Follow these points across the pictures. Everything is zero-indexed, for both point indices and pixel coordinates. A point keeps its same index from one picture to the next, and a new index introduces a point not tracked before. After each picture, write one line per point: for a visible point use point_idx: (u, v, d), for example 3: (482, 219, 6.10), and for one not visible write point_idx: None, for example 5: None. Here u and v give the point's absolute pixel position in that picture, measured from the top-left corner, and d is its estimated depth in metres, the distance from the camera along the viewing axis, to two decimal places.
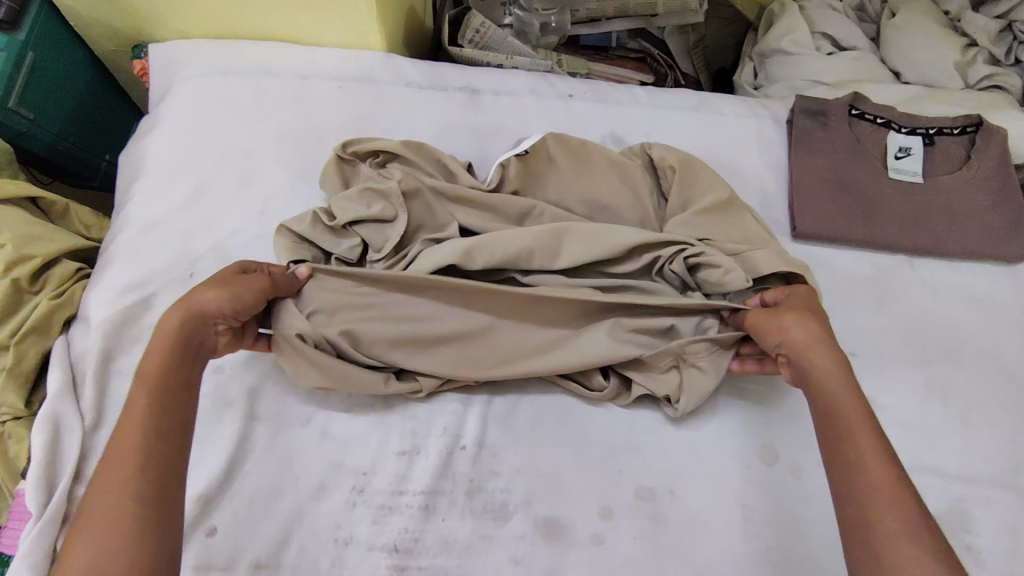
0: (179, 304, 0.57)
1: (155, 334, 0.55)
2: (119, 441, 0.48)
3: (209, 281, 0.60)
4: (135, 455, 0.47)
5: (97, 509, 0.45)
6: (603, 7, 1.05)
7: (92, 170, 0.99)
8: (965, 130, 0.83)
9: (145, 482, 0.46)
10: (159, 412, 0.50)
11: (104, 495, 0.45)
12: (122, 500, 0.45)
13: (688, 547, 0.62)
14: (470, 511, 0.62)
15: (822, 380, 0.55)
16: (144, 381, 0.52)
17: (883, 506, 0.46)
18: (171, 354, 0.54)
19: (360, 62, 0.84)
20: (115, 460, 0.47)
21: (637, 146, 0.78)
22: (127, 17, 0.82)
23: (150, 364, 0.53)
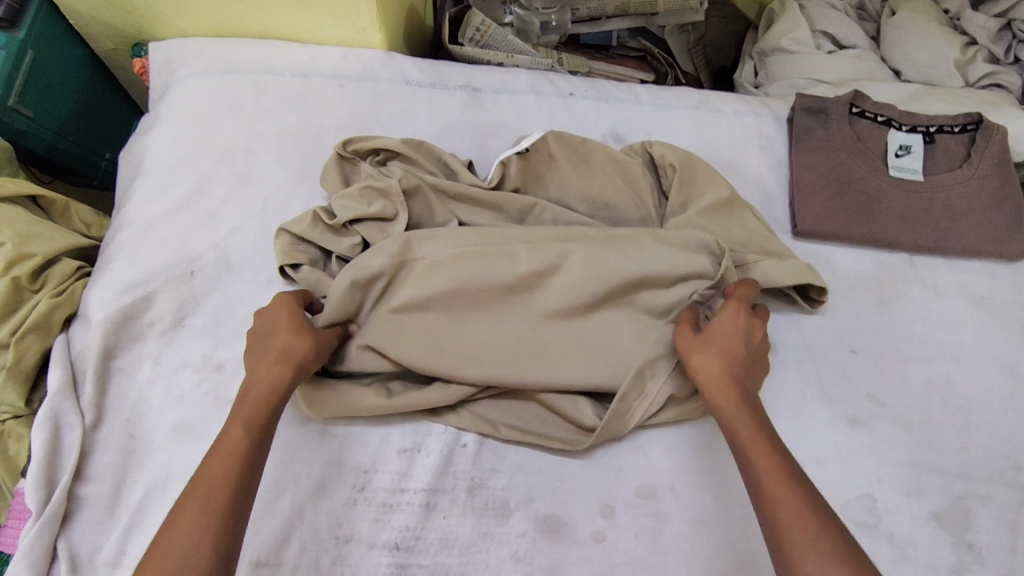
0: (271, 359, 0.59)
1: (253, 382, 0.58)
2: (205, 477, 0.52)
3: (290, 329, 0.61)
4: (220, 497, 0.51)
5: (176, 543, 0.48)
6: (603, 5, 1.05)
7: (92, 168, 0.99)
8: (966, 128, 0.83)
9: (224, 526, 0.50)
10: (244, 456, 0.53)
11: (187, 532, 0.49)
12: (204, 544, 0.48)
13: (689, 545, 0.62)
14: (470, 508, 0.62)
15: (715, 389, 0.59)
16: (243, 421, 0.55)
17: (787, 529, 0.49)
18: (265, 399, 0.57)
19: (361, 61, 0.84)
20: (203, 495, 0.51)
21: (638, 144, 0.78)
22: (127, 16, 0.82)
23: (245, 409, 0.56)
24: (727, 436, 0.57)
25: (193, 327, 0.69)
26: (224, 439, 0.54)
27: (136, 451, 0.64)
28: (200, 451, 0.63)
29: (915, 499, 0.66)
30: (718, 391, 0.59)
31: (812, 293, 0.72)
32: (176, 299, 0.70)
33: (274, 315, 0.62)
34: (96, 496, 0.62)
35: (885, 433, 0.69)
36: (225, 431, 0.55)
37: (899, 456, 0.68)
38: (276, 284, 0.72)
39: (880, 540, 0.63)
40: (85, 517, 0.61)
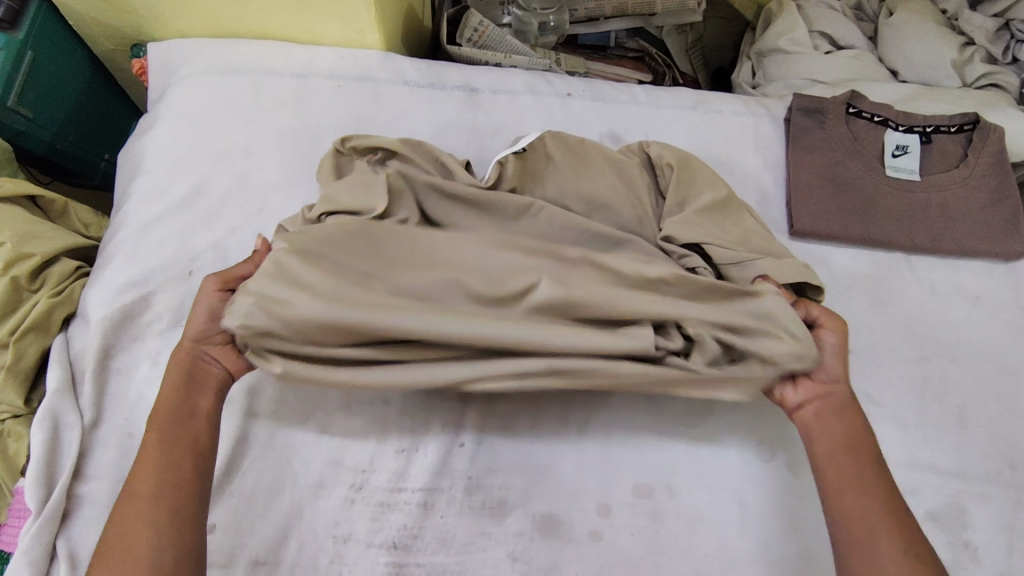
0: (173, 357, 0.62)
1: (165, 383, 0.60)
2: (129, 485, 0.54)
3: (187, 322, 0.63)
4: (141, 499, 0.52)
5: (111, 550, 0.51)
6: (601, 6, 1.05)
7: (91, 169, 0.99)
8: (962, 128, 0.83)
9: (150, 523, 0.51)
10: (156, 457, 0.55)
11: (118, 539, 0.51)
12: (130, 544, 0.50)
13: (686, 544, 0.62)
14: (468, 508, 0.62)
15: (839, 422, 0.61)
16: (154, 425, 0.57)
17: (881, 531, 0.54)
18: (174, 398, 0.58)
19: (359, 61, 0.84)
20: (126, 504, 0.53)
21: (635, 145, 0.79)
22: (126, 17, 0.82)
23: (156, 411, 0.58)
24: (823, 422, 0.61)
25: None
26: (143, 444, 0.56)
27: (135, 450, 0.64)
28: None
29: (912, 498, 0.66)
30: (843, 385, 0.63)
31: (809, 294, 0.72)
32: (175, 299, 0.70)
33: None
34: (95, 495, 0.62)
35: (882, 433, 0.69)
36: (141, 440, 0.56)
37: (895, 455, 0.68)
38: None
39: None
40: (83, 516, 0.61)
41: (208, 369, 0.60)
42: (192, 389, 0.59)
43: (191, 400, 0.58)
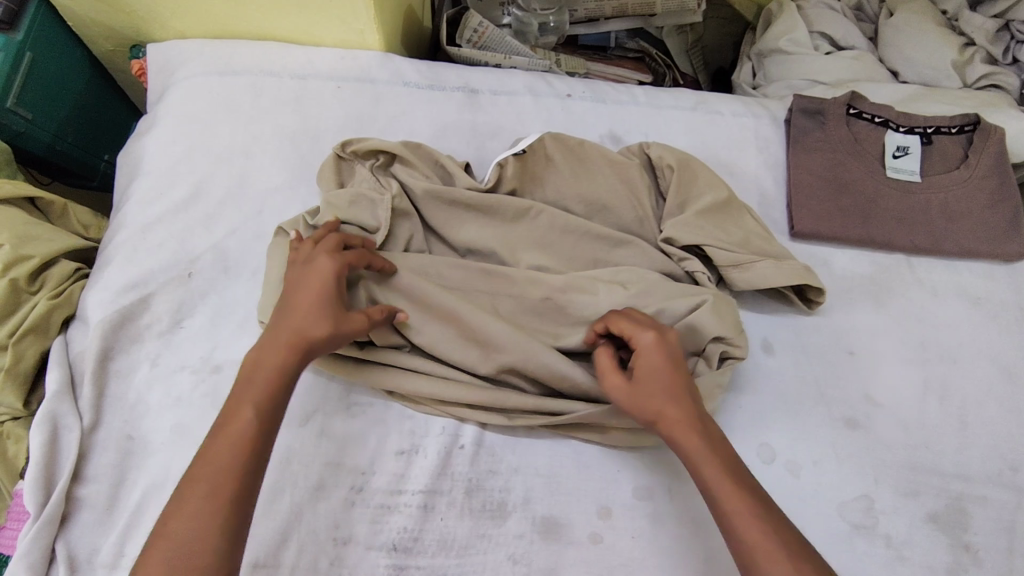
0: (295, 347, 0.55)
1: (272, 371, 0.54)
2: (204, 463, 0.50)
3: (320, 320, 0.57)
4: (219, 488, 0.49)
5: (177, 535, 0.47)
6: (601, 7, 1.05)
7: (90, 169, 0.99)
8: (963, 129, 0.83)
9: (231, 521, 0.48)
10: (249, 445, 0.51)
11: (188, 525, 0.47)
12: (202, 537, 0.47)
13: (686, 546, 0.62)
14: (468, 510, 0.62)
15: (667, 428, 0.56)
16: (253, 405, 0.53)
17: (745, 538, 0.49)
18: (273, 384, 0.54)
19: (359, 62, 0.84)
20: (199, 486, 0.49)
21: (635, 146, 0.78)
22: (125, 18, 0.82)
23: (250, 390, 0.53)
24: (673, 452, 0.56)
25: (191, 329, 0.69)
26: (231, 421, 0.52)
27: (135, 453, 0.64)
28: None
29: (913, 500, 0.66)
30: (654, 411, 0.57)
31: (810, 296, 0.73)
32: (174, 301, 0.70)
33: (302, 277, 0.59)
34: (95, 497, 0.62)
35: (882, 434, 0.69)
36: (232, 416, 0.52)
37: (896, 457, 0.68)
38: None
39: (877, 541, 0.63)
40: (83, 519, 0.61)
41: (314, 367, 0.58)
42: (290, 383, 0.55)
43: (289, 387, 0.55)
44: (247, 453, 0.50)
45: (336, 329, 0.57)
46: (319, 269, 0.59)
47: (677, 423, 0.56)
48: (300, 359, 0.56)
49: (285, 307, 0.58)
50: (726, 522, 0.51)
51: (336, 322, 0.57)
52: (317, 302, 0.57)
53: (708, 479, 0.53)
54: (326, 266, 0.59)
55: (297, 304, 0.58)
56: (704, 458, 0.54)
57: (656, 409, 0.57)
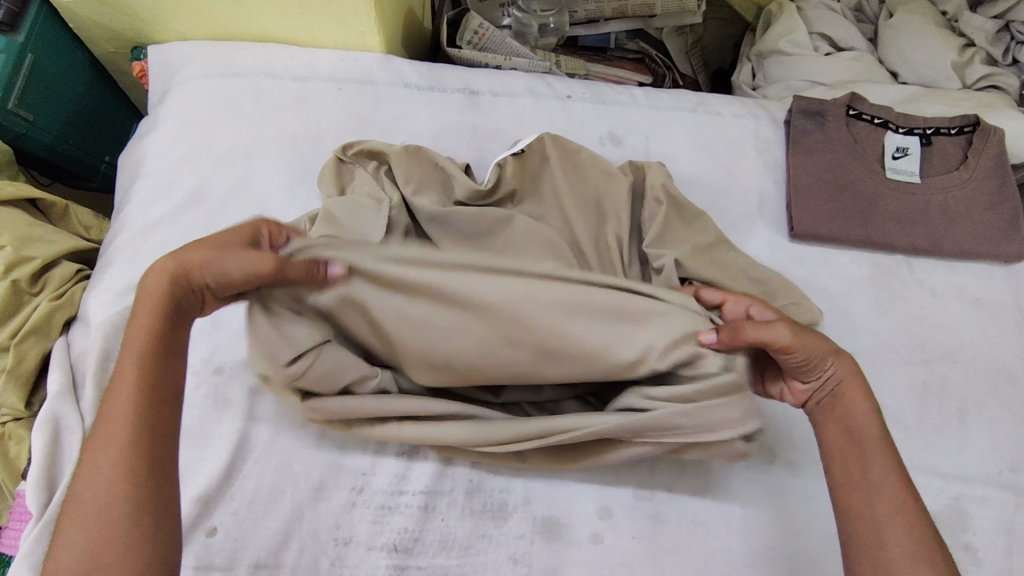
0: (166, 264, 0.53)
1: (141, 293, 0.52)
2: (98, 426, 0.47)
3: (206, 241, 0.54)
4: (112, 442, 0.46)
5: (86, 493, 0.44)
6: (601, 8, 1.06)
7: (91, 170, 0.99)
8: (962, 130, 0.83)
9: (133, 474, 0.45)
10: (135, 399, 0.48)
11: (95, 480, 0.45)
12: (101, 496, 0.44)
13: (686, 546, 0.62)
14: (469, 510, 0.63)
15: (850, 386, 0.56)
16: (136, 359, 0.49)
17: (883, 499, 0.51)
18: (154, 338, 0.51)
19: (359, 63, 0.84)
20: (93, 453, 0.46)
21: (630, 164, 0.78)
22: (126, 19, 0.82)
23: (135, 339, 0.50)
24: (838, 408, 0.56)
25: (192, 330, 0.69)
26: (121, 378, 0.49)
27: None
28: (198, 455, 0.63)
29: None
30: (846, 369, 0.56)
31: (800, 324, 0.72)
32: None
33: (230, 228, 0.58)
34: None
35: None
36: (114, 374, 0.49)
37: None
38: None
39: None
40: None
41: (191, 309, 0.53)
42: (163, 321, 0.51)
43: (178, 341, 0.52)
44: (141, 403, 0.48)
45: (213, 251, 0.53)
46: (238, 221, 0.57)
47: (847, 374, 0.56)
48: (183, 290, 0.52)
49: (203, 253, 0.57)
50: (870, 478, 0.52)
51: (222, 261, 0.53)
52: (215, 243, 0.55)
53: (863, 430, 0.54)
54: (243, 222, 0.57)
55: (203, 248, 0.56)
56: (866, 411, 0.55)
57: (836, 348, 0.56)
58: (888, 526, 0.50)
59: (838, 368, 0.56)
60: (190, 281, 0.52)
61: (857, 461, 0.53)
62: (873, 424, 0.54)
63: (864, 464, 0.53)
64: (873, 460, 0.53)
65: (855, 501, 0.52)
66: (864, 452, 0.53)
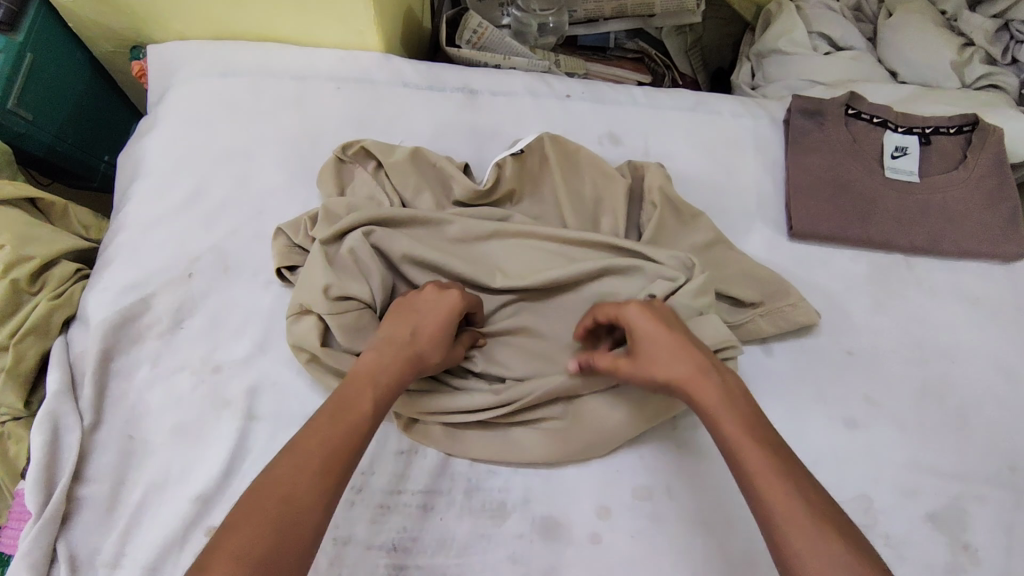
0: (404, 348, 0.58)
1: (377, 359, 0.56)
2: (304, 443, 0.50)
3: (438, 329, 0.59)
4: (320, 469, 0.49)
5: (282, 491, 0.47)
6: (601, 7, 1.06)
7: (90, 170, 0.99)
8: (961, 129, 0.83)
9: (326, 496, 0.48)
10: (353, 439, 0.51)
11: (297, 482, 0.48)
12: (302, 523, 0.46)
13: (685, 545, 0.62)
14: (467, 509, 0.63)
15: (696, 388, 0.54)
16: (374, 400, 0.54)
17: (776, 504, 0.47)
18: (383, 389, 0.55)
19: (359, 62, 0.84)
20: (302, 468, 0.48)
21: (627, 163, 0.78)
22: (125, 19, 0.82)
23: (363, 388, 0.55)
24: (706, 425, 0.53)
25: (192, 330, 0.69)
26: (348, 407, 0.53)
27: (135, 452, 0.64)
28: (198, 454, 0.64)
29: (912, 499, 0.66)
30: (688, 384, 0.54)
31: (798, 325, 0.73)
32: (174, 301, 0.70)
33: (429, 300, 0.60)
34: (95, 497, 0.62)
35: (881, 434, 0.69)
36: (354, 399, 0.54)
37: (893, 456, 0.68)
38: (274, 284, 0.72)
39: (876, 540, 0.64)
40: (83, 519, 0.61)
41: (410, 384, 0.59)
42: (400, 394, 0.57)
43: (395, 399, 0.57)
44: (358, 437, 0.52)
45: (442, 345, 0.59)
46: (449, 300, 0.61)
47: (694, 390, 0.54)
48: (414, 372, 0.58)
49: (407, 326, 0.59)
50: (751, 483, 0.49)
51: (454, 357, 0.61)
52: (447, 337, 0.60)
53: (736, 451, 0.51)
54: (452, 296, 0.61)
55: (421, 330, 0.59)
56: (725, 423, 0.52)
57: (664, 380, 0.55)
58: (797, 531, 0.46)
59: (686, 394, 0.54)
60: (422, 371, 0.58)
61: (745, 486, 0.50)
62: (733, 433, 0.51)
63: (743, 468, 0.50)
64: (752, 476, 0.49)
65: (768, 534, 0.47)
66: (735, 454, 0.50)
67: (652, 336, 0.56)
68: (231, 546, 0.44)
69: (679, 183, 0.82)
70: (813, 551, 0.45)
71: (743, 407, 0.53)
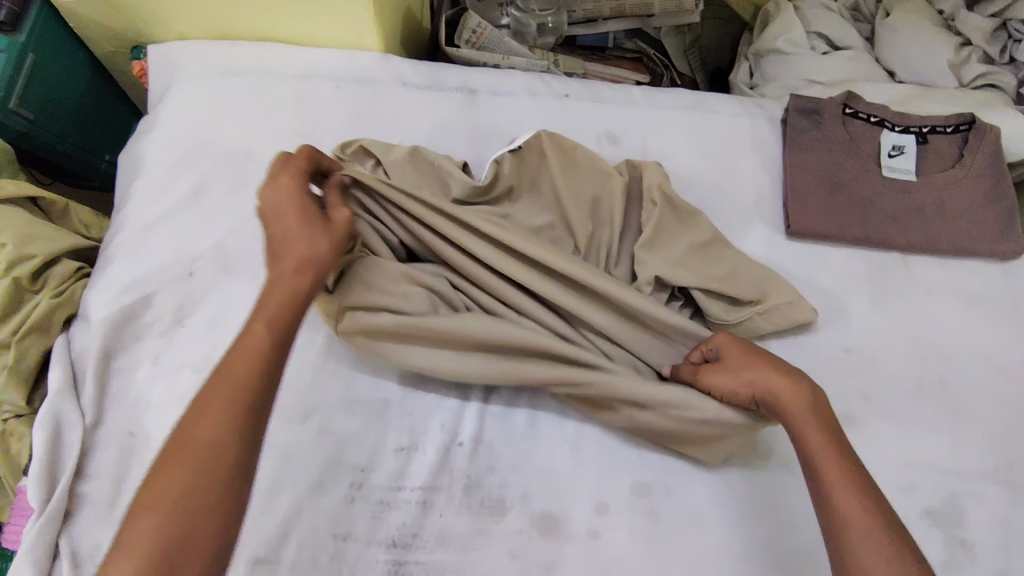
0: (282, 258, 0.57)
1: (268, 287, 0.56)
2: (210, 395, 0.50)
3: (303, 225, 0.58)
4: (228, 400, 0.49)
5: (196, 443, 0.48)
6: (599, 8, 1.06)
7: (91, 170, 1.00)
8: (958, 128, 0.83)
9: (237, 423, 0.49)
10: (250, 361, 0.51)
11: (208, 429, 0.48)
12: (218, 452, 0.47)
13: (683, 541, 0.63)
14: (467, 506, 0.63)
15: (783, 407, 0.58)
16: (265, 323, 0.54)
17: (846, 511, 0.51)
18: (277, 306, 0.55)
19: (358, 62, 0.85)
20: (207, 407, 0.49)
21: (625, 162, 0.78)
22: (126, 19, 0.83)
23: (257, 313, 0.54)
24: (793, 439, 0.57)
25: (193, 327, 0.70)
26: (244, 337, 0.53)
27: (137, 449, 0.64)
28: None
29: (909, 496, 0.66)
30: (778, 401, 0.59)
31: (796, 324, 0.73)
32: (175, 300, 0.71)
33: (274, 204, 0.59)
34: (97, 494, 0.62)
35: (879, 432, 0.69)
36: (247, 332, 0.53)
37: (890, 452, 0.68)
38: None
39: None
40: (85, 515, 0.62)
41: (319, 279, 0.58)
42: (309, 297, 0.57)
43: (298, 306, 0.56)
44: (262, 360, 0.52)
45: (321, 235, 0.58)
46: (287, 190, 0.60)
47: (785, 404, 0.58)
48: (310, 272, 0.57)
49: (276, 242, 0.58)
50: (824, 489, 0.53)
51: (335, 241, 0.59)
52: (313, 224, 0.59)
53: (810, 448, 0.55)
54: (294, 189, 0.60)
55: (290, 237, 0.58)
56: (803, 421, 0.56)
57: (749, 383, 0.60)
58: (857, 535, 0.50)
59: (764, 395, 0.59)
60: (320, 263, 0.58)
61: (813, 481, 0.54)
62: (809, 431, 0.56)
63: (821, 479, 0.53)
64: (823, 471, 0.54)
65: (830, 523, 0.52)
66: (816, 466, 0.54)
67: (740, 350, 0.62)
68: (158, 497, 0.45)
69: (677, 182, 0.83)
70: (873, 545, 0.49)
71: (824, 414, 0.57)
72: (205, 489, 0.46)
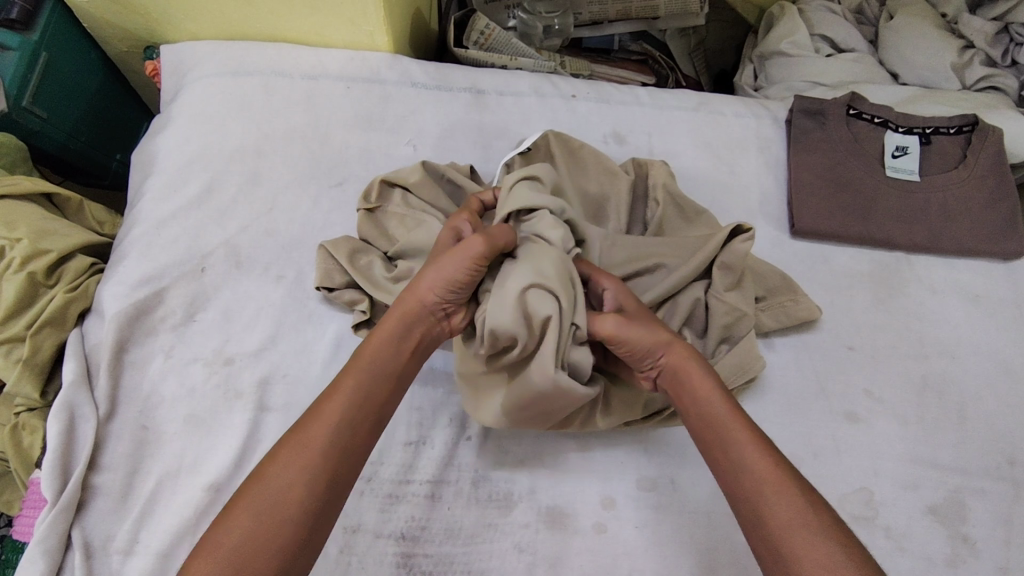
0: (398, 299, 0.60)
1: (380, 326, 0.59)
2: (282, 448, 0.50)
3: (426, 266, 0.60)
4: (308, 470, 0.49)
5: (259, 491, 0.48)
6: (605, 10, 1.07)
7: (103, 169, 1.01)
8: (961, 130, 0.84)
9: (310, 478, 0.49)
10: (338, 430, 0.51)
11: (280, 480, 0.48)
12: (289, 517, 0.47)
13: (689, 535, 0.63)
14: (475, 500, 0.64)
15: (691, 374, 0.57)
16: (350, 384, 0.54)
17: (756, 474, 0.50)
18: (376, 350, 0.56)
19: (368, 62, 0.86)
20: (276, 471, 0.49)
21: (632, 162, 0.79)
22: (140, 20, 0.84)
23: (348, 376, 0.54)
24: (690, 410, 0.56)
25: (205, 322, 0.71)
26: (328, 402, 0.53)
27: (150, 442, 0.65)
28: (211, 444, 0.65)
29: (912, 492, 0.67)
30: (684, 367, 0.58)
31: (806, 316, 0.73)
32: (187, 295, 0.72)
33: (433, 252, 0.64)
34: (109, 486, 0.63)
35: (882, 429, 0.70)
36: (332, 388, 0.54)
37: (893, 448, 0.69)
38: (285, 279, 0.74)
39: (877, 532, 0.65)
40: (97, 506, 0.63)
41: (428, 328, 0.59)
42: (406, 344, 0.58)
43: (397, 359, 0.57)
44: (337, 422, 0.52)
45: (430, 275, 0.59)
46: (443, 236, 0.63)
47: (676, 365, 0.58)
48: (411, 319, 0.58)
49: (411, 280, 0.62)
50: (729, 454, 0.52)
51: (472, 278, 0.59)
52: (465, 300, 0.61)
53: (711, 413, 0.55)
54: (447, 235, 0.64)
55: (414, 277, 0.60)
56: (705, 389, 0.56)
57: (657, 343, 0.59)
58: (775, 496, 0.49)
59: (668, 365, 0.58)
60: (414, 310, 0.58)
61: (720, 444, 0.53)
62: (719, 400, 0.55)
63: (724, 442, 0.53)
64: (732, 436, 0.53)
65: (743, 489, 0.50)
66: (720, 430, 0.53)
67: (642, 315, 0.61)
68: (226, 541, 0.45)
69: (682, 181, 0.84)
70: (790, 506, 0.48)
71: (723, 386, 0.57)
72: (261, 537, 0.45)
